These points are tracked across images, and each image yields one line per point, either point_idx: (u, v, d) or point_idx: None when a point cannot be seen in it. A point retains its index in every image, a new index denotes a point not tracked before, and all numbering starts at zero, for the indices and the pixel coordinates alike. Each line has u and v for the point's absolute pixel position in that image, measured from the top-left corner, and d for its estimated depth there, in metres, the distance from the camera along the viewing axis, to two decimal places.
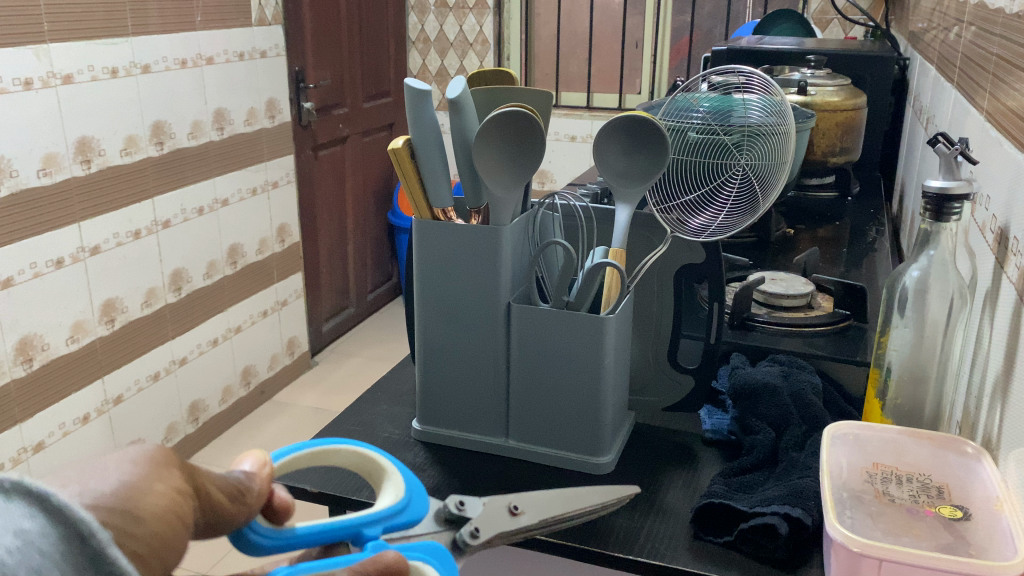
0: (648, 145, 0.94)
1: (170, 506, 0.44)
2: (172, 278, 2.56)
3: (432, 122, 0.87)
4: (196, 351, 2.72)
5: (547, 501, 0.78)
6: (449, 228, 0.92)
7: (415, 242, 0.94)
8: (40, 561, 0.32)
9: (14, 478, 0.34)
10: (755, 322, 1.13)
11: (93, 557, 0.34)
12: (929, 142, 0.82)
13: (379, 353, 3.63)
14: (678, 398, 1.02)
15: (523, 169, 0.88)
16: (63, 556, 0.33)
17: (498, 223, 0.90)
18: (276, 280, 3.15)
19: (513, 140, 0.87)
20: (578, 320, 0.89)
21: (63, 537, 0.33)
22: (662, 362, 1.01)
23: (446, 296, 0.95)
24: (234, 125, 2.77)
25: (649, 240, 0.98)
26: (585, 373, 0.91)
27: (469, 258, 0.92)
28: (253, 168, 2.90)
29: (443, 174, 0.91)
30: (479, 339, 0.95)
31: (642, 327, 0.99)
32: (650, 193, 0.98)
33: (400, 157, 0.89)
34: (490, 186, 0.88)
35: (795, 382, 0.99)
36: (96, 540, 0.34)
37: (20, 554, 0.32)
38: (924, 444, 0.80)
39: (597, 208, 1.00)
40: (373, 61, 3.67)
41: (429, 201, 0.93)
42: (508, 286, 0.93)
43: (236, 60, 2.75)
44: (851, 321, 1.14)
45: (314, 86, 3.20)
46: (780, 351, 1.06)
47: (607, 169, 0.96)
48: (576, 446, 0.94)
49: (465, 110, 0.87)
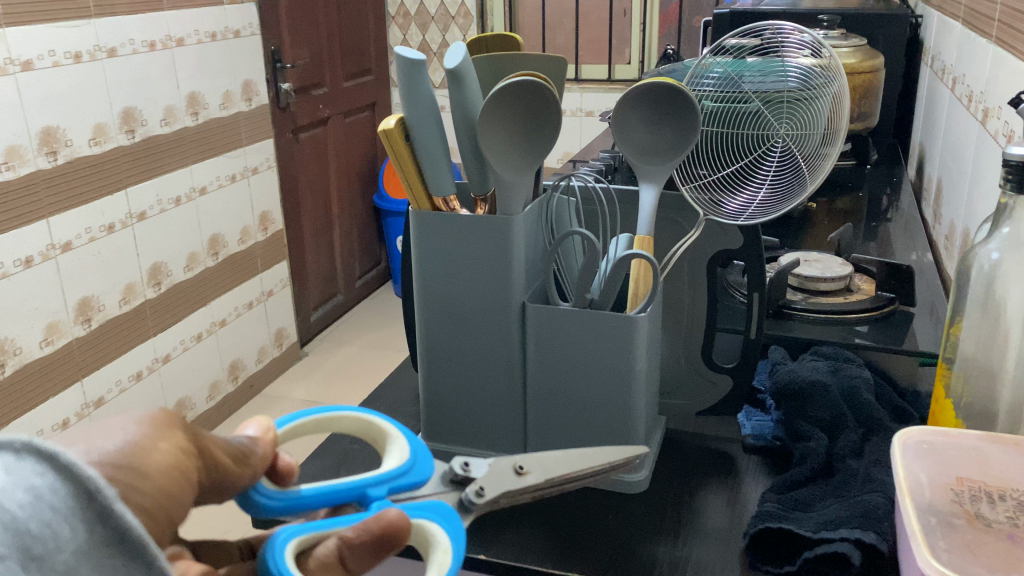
0: (674, 118, 0.83)
1: (175, 464, 0.45)
2: (151, 272, 2.44)
3: (428, 96, 0.75)
4: (180, 347, 2.61)
5: (560, 459, 0.75)
6: (452, 220, 0.80)
7: (413, 236, 0.83)
8: (51, 516, 0.33)
9: (22, 438, 0.33)
10: (792, 309, 1.02)
11: (102, 514, 0.34)
12: (1010, 100, 0.70)
13: (372, 341, 3.51)
14: (715, 401, 0.91)
15: (541, 148, 0.76)
16: (74, 512, 0.33)
17: (510, 212, 0.79)
18: (260, 270, 3.02)
19: (522, 114, 0.76)
20: (607, 320, 0.78)
21: (72, 494, 0.34)
22: (695, 361, 0.90)
23: (453, 298, 0.84)
24: (210, 108, 2.63)
25: (678, 225, 0.87)
26: (615, 379, 0.80)
27: (477, 256, 0.81)
28: (232, 153, 2.76)
29: (443, 158, 0.79)
30: (493, 345, 0.84)
31: (673, 324, 0.89)
32: (678, 172, 0.86)
33: (393, 140, 0.77)
34: (499, 170, 0.76)
35: (845, 378, 0.89)
36: (103, 498, 0.34)
37: (33, 509, 0.32)
38: (1010, 450, 0.71)
39: (619, 191, 0.88)
40: (353, 37, 3.53)
41: (428, 189, 0.81)
42: (523, 283, 0.82)
43: (209, 41, 2.60)
44: (897, 305, 1.03)
45: (293, 66, 3.06)
46: (823, 343, 0.96)
47: (628, 144, 0.85)
48: (603, 461, 0.83)
49: (467, 81, 0.75)
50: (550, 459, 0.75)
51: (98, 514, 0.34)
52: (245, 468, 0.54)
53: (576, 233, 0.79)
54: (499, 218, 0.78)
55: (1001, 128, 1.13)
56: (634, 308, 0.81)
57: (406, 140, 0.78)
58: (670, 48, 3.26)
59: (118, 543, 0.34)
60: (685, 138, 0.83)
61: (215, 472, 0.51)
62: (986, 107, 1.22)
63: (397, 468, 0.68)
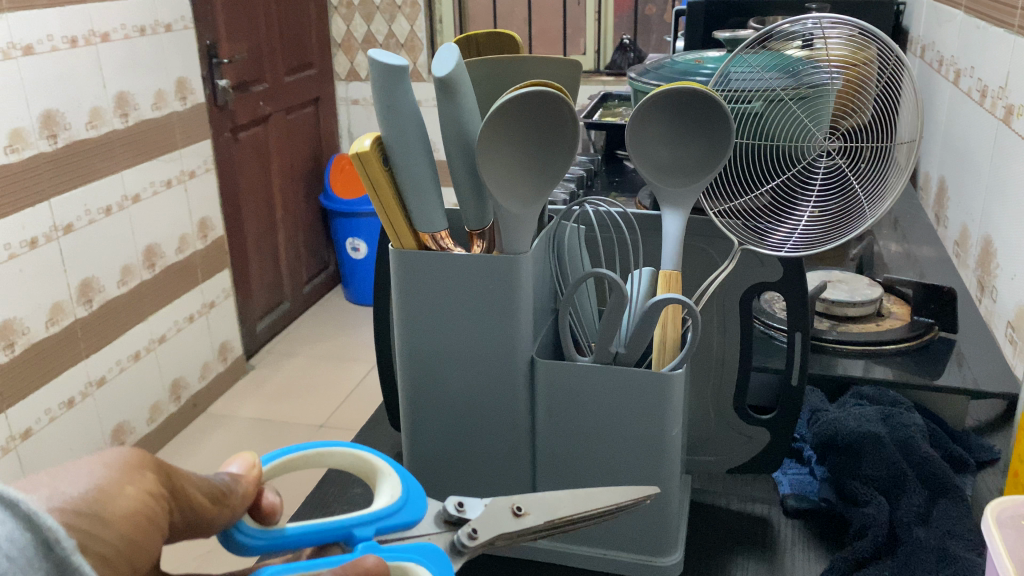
0: (703, 129, 0.70)
1: (141, 508, 0.35)
2: (80, 290, 2.23)
3: (411, 108, 0.61)
4: (116, 369, 2.40)
5: (560, 499, 0.60)
6: (443, 260, 0.65)
7: (394, 279, 0.68)
8: (6, 567, 0.27)
9: None
10: (823, 342, 0.90)
11: (57, 567, 0.29)
12: None
13: (324, 351, 3.33)
14: (749, 456, 0.78)
15: (554, 172, 0.62)
16: (29, 563, 0.28)
17: (515, 251, 0.64)
18: (201, 281, 2.81)
19: (529, 131, 0.62)
20: (637, 379, 0.65)
21: (29, 545, 0.28)
22: (727, 413, 0.77)
23: (444, 352, 0.69)
24: (141, 109, 2.42)
25: (708, 257, 0.74)
26: (645, 447, 0.67)
27: (474, 303, 0.67)
28: (167, 157, 2.55)
29: (431, 186, 0.64)
30: (494, 407, 0.70)
31: (701, 371, 0.76)
32: (706, 194, 0.73)
33: (368, 164, 0.62)
34: (501, 200, 0.62)
35: (899, 427, 0.77)
36: (63, 548, 0.29)
37: None
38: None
39: (636, 216, 0.75)
40: (293, 30, 3.33)
41: (413, 222, 0.66)
42: (530, 336, 0.68)
43: (138, 36, 2.38)
44: (936, 331, 0.92)
45: (230, 61, 2.85)
46: (865, 381, 0.84)
47: (647, 162, 0.71)
48: (632, 545, 0.70)
49: (461, 92, 0.60)
50: (551, 496, 0.60)
51: (58, 567, 0.29)
52: (223, 508, 0.44)
53: (600, 273, 0.63)
54: (502, 259, 0.64)
55: None
56: (664, 362, 0.68)
57: (385, 164, 0.63)
58: (628, 39, 3.13)
59: None
60: (717, 153, 0.70)
61: (191, 515, 0.41)
62: (1007, 105, 1.11)
63: (385, 507, 0.54)
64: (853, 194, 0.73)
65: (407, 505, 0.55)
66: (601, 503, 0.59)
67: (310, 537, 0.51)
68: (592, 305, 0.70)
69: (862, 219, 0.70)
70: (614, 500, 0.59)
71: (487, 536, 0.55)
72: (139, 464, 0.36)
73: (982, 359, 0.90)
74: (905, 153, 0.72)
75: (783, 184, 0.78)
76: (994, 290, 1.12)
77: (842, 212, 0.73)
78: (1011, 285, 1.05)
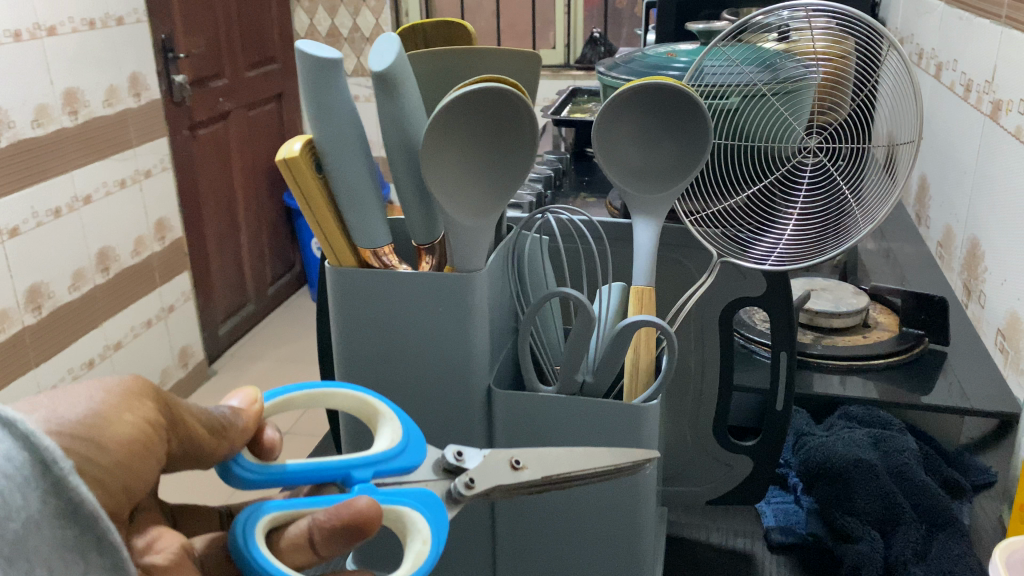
0: (675, 126, 0.63)
1: (139, 437, 0.34)
2: (28, 296, 2.11)
3: (345, 106, 0.53)
4: (69, 378, 2.28)
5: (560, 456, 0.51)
6: (386, 280, 0.58)
7: (332, 301, 0.61)
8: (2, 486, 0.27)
9: None
10: (808, 356, 0.84)
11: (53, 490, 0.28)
12: None
13: (290, 354, 3.23)
14: (729, 487, 0.71)
15: (510, 178, 0.55)
16: (26, 485, 0.28)
17: (468, 270, 0.57)
18: (159, 284, 2.70)
19: (481, 132, 0.54)
20: (607, 411, 0.57)
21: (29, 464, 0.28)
22: (705, 439, 0.70)
23: (388, 382, 0.62)
24: (92, 106, 2.30)
25: (683, 270, 0.67)
26: (616, 484, 0.60)
27: (422, 329, 0.59)
28: (121, 156, 2.43)
29: (371, 195, 0.56)
30: (446, 442, 0.63)
31: (677, 394, 0.69)
32: (681, 200, 0.66)
33: (297, 172, 0.54)
34: (451, 209, 0.55)
35: (891, 452, 0.71)
36: (58, 469, 0.28)
37: None
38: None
39: (604, 225, 0.68)
40: (255, 23, 3.22)
41: (352, 237, 0.58)
42: (488, 364, 0.60)
43: (87, 29, 2.26)
44: (926, 343, 0.86)
45: (187, 56, 2.73)
46: (852, 400, 0.78)
47: (616, 166, 0.64)
48: None
49: (403, 89, 0.53)
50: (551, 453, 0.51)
51: (54, 488, 0.28)
52: (222, 441, 0.41)
53: (562, 293, 0.56)
54: (452, 278, 0.56)
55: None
56: (636, 391, 0.61)
57: (317, 172, 0.56)
58: (599, 32, 3.04)
59: (72, 518, 0.29)
60: (693, 154, 0.63)
61: (189, 445, 0.39)
62: (995, 99, 1.06)
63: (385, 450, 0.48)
64: (844, 200, 0.66)
65: (407, 451, 0.49)
66: (601, 465, 0.50)
67: (305, 475, 0.46)
68: (556, 328, 0.63)
69: (855, 230, 0.63)
70: (614, 460, 0.50)
71: (485, 491, 0.47)
72: (138, 392, 0.35)
73: (975, 373, 0.84)
74: (902, 156, 0.64)
75: (768, 188, 0.71)
76: (981, 295, 1.06)
77: (831, 220, 0.66)
78: (1001, 291, 0.99)
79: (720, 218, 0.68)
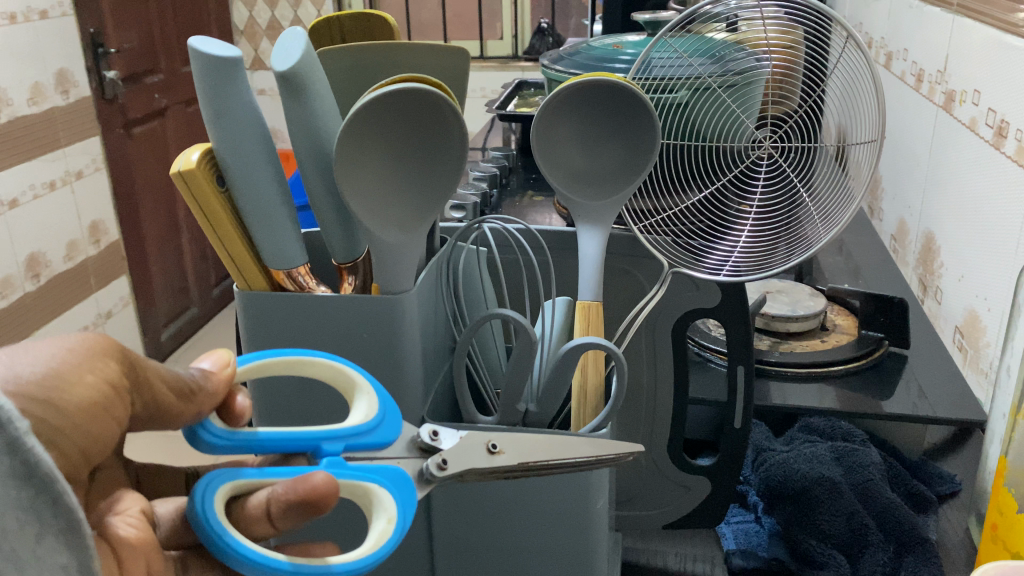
0: (620, 124, 0.58)
1: (102, 401, 0.28)
2: None
3: (248, 113, 0.47)
4: None
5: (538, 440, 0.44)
6: (302, 305, 0.52)
7: (243, 329, 0.54)
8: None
9: None
10: (766, 364, 0.80)
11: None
12: None
13: None
14: (687, 509, 0.67)
15: (438, 190, 0.50)
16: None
17: (394, 292, 0.51)
18: (95, 289, 2.57)
19: (402, 139, 0.48)
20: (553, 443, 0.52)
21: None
22: (661, 459, 0.66)
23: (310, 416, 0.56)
24: (16, 106, 2.15)
25: (634, 281, 0.63)
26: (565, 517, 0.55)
27: (345, 358, 0.53)
28: (49, 157, 2.29)
29: (282, 211, 0.50)
30: None
31: (629, 412, 0.65)
32: (629, 207, 0.61)
33: (196, 188, 0.48)
34: (372, 225, 0.49)
35: (854, 467, 0.67)
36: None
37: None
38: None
39: (547, 234, 0.63)
40: (190, 15, 3.09)
41: (262, 257, 0.52)
42: (421, 394, 0.55)
43: (8, 25, 2.11)
44: (887, 346, 0.83)
45: (118, 51, 2.59)
46: (813, 411, 0.74)
47: (556, 169, 0.59)
48: None
49: (313, 92, 0.47)
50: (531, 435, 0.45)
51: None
52: (193, 407, 0.34)
53: (500, 315, 0.51)
54: (378, 302, 0.51)
55: (980, 116, 0.92)
56: (582, 418, 0.56)
57: (219, 186, 0.49)
58: (545, 22, 2.97)
59: None
60: (638, 157, 0.58)
61: (152, 411, 0.32)
62: (948, 89, 1.02)
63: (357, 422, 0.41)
64: (801, 204, 0.61)
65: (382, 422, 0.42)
66: (578, 453, 0.44)
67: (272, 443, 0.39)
68: (495, 349, 0.58)
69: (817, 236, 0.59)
70: (593, 450, 0.43)
71: (459, 475, 0.41)
72: (104, 350, 0.29)
73: (937, 378, 0.80)
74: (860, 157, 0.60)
75: (722, 189, 0.67)
76: (938, 292, 1.03)
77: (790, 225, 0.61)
78: (959, 287, 0.96)
79: (670, 223, 0.64)
